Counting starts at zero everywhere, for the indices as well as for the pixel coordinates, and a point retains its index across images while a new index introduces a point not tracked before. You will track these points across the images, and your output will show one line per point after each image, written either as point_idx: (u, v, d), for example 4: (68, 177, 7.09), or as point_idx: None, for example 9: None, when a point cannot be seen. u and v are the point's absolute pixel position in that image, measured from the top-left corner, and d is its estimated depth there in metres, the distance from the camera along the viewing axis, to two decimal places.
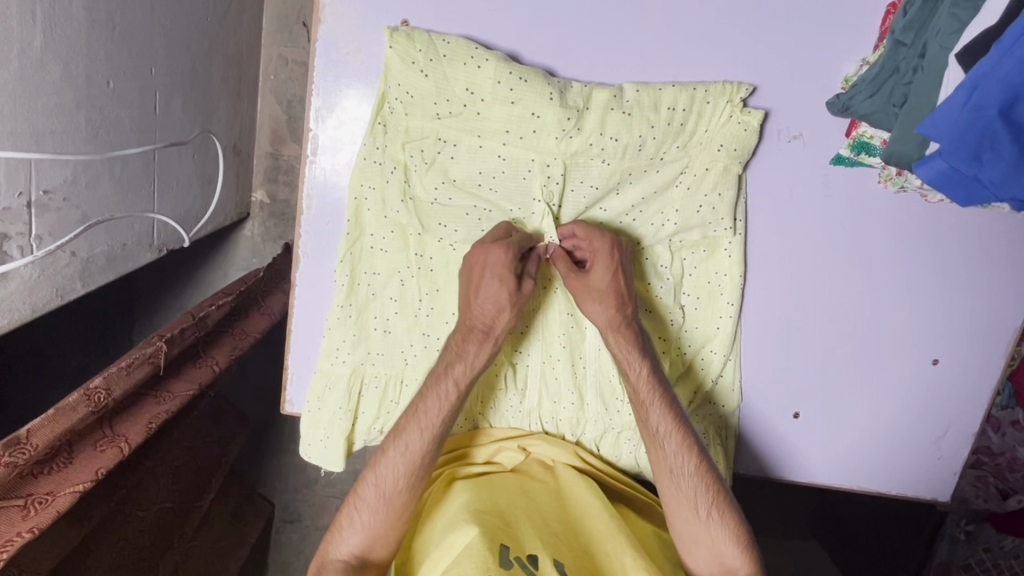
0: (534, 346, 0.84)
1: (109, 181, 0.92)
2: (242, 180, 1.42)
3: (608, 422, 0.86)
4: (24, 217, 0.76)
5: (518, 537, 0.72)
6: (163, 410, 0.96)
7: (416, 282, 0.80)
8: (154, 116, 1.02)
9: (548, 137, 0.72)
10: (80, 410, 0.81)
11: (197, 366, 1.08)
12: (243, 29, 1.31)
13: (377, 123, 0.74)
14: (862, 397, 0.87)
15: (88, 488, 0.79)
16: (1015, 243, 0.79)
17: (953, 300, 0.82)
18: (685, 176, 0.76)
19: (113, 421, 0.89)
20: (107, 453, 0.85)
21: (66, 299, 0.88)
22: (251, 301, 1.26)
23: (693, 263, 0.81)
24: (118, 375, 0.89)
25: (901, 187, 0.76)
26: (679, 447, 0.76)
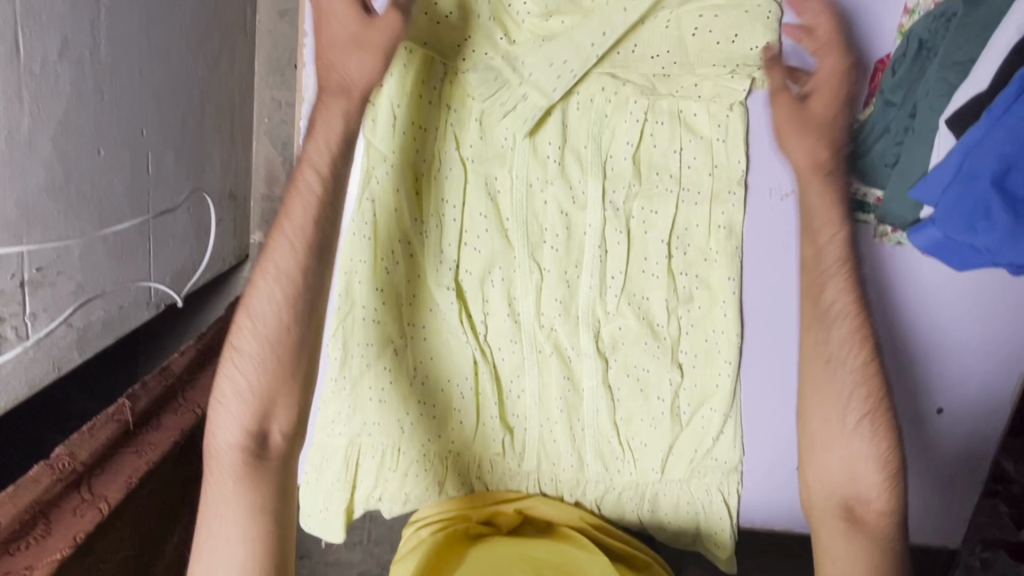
0: (530, 410, 0.84)
1: (103, 250, 0.92)
2: (240, 224, 1.43)
3: (610, 481, 0.86)
4: (18, 296, 0.76)
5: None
6: (144, 462, 0.95)
7: (411, 353, 0.80)
8: (147, 177, 1.02)
9: (557, 124, 0.74)
10: (44, 480, 0.81)
11: (175, 413, 1.07)
12: (234, 75, 1.31)
13: (364, 199, 0.73)
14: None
15: (67, 554, 0.78)
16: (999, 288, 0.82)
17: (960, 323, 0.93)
18: (677, 237, 0.77)
19: (91, 482, 0.88)
20: (87, 517, 0.83)
21: (64, 370, 0.87)
22: (224, 342, 1.26)
23: (689, 321, 0.80)
24: (80, 440, 0.89)
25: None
26: (847, 335, 0.70)
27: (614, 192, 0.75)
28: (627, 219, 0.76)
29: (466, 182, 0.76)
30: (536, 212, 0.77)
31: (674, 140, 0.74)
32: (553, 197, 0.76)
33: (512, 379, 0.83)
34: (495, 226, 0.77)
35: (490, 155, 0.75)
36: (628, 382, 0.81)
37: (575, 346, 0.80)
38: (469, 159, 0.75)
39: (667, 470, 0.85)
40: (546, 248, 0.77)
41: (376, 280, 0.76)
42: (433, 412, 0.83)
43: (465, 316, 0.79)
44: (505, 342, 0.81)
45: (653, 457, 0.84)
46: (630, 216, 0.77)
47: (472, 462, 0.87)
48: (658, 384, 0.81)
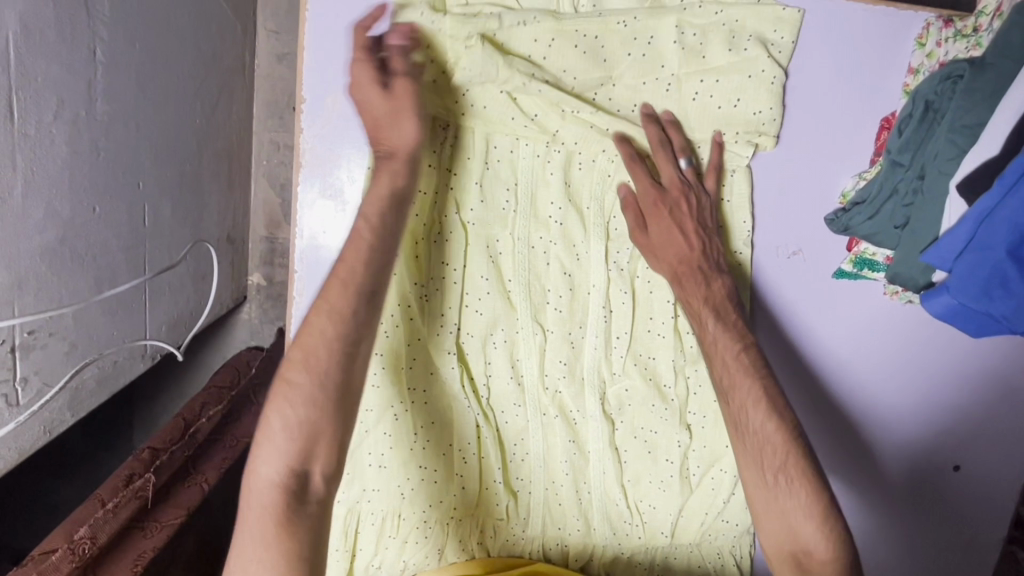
0: (535, 471, 0.81)
1: (98, 306, 0.91)
2: (238, 267, 1.43)
3: (618, 545, 0.83)
4: (9, 362, 0.74)
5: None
6: (152, 545, 0.90)
7: (409, 418, 0.77)
8: (143, 229, 1.01)
9: (558, 187, 0.72)
10: (63, 568, 0.79)
11: (195, 484, 1.02)
12: (233, 121, 1.31)
13: None
14: (862, 479, 0.87)
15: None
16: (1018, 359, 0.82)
17: (915, 376, 0.82)
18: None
19: (100, 566, 0.84)
20: None
21: (56, 433, 0.85)
22: (242, 404, 1.20)
23: (697, 382, 0.77)
24: (103, 520, 0.86)
25: (909, 300, 0.78)
26: (758, 405, 0.63)
27: (617, 253, 0.74)
28: (632, 278, 0.75)
29: (466, 244, 0.73)
30: (538, 273, 0.74)
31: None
32: (555, 258, 0.74)
33: (516, 442, 0.80)
34: (497, 288, 0.75)
35: (491, 219, 0.73)
36: (636, 443, 0.79)
37: (580, 408, 0.78)
38: (469, 223, 0.73)
39: (677, 532, 0.82)
40: (549, 309, 0.75)
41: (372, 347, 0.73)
42: (433, 478, 0.80)
43: (466, 380, 0.77)
44: (509, 404, 0.79)
45: (663, 521, 0.81)
46: (635, 275, 0.75)
47: (472, 529, 0.83)
48: (666, 445, 0.78)
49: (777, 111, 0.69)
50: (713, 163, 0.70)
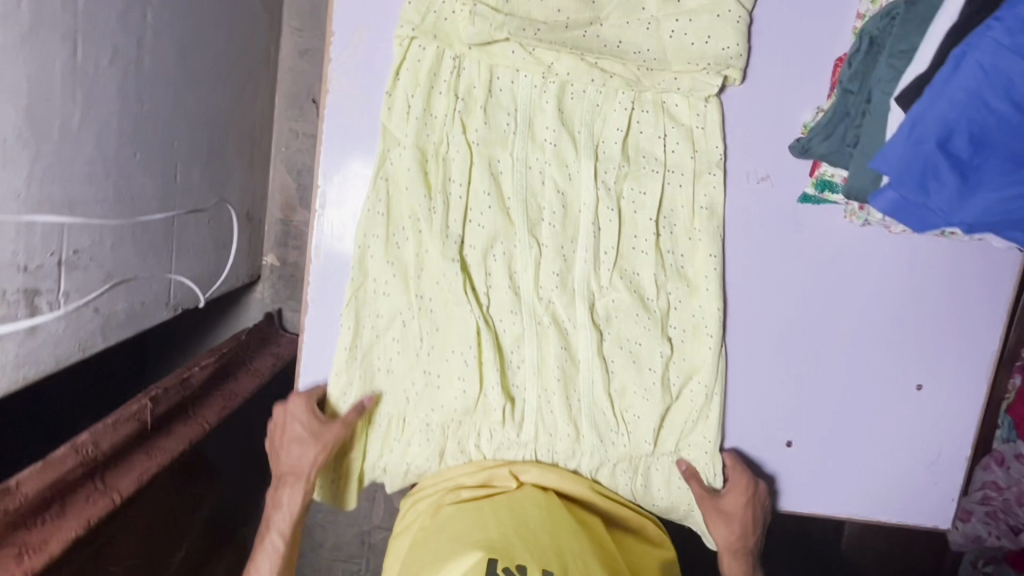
0: (529, 380, 0.87)
1: (131, 244, 0.99)
2: (254, 245, 1.51)
3: (604, 453, 0.88)
4: (54, 274, 0.82)
5: (508, 550, 0.74)
6: (152, 466, 0.93)
7: (417, 322, 0.86)
8: (174, 185, 1.10)
9: (553, 113, 0.82)
10: (69, 463, 0.81)
11: (193, 419, 1.04)
12: (257, 107, 1.42)
13: (380, 178, 0.83)
14: (820, 398, 0.85)
15: (77, 530, 0.78)
16: (971, 270, 0.82)
17: (859, 288, 0.82)
18: (665, 216, 0.84)
19: (105, 473, 0.86)
20: (98, 505, 0.83)
21: (87, 354, 0.92)
22: (237, 362, 1.22)
23: (677, 297, 0.85)
24: (104, 430, 0.88)
25: (866, 220, 0.79)
26: None
27: (605, 173, 0.83)
28: (618, 197, 0.83)
29: (471, 160, 0.83)
30: (534, 190, 0.84)
31: (658, 126, 0.82)
32: (550, 176, 0.83)
33: (513, 349, 0.87)
34: (497, 203, 0.83)
35: (494, 139, 0.83)
36: (622, 354, 0.86)
37: (572, 318, 0.86)
38: (474, 143, 0.82)
39: (659, 443, 0.88)
40: (545, 225, 0.84)
41: (389, 254, 0.85)
42: (436, 383, 0.87)
43: (469, 288, 0.84)
44: (506, 312, 0.86)
45: (647, 429, 0.87)
46: (622, 195, 0.83)
47: (470, 431, 0.89)
48: (649, 355, 0.85)
49: (742, 47, 0.79)
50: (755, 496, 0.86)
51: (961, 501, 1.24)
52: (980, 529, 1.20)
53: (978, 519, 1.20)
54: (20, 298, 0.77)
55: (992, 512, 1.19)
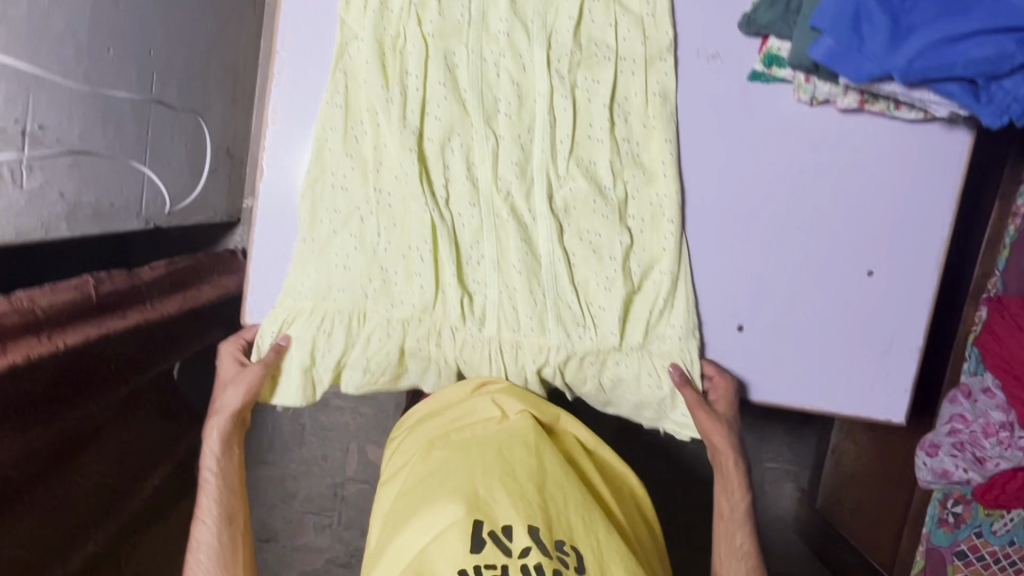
0: (490, 275, 0.87)
1: (101, 139, 1.00)
2: (235, 185, 1.50)
3: (571, 348, 0.87)
4: (18, 143, 0.84)
5: (491, 508, 0.67)
6: (98, 331, 1.01)
7: (374, 218, 0.87)
8: (149, 95, 1.11)
9: (504, 8, 0.86)
10: (9, 311, 0.88)
11: (138, 311, 1.12)
12: (240, 44, 1.44)
13: (338, 71, 0.87)
14: (775, 288, 0.86)
15: (19, 362, 0.86)
16: (921, 148, 0.82)
17: (806, 174, 0.83)
18: (619, 104, 0.85)
19: (50, 329, 0.94)
20: (40, 349, 0.90)
21: (50, 237, 0.92)
22: (197, 274, 1.31)
23: (634, 187, 0.86)
24: (42, 292, 0.95)
25: (814, 94, 0.78)
26: (743, 519, 0.87)
27: (558, 62, 0.85)
28: (573, 87, 0.85)
29: (427, 55, 0.86)
30: (489, 83, 0.86)
31: (608, 15, 0.85)
32: (505, 69, 0.86)
33: (471, 245, 0.88)
34: (453, 94, 0.86)
35: (449, 31, 0.87)
36: (581, 246, 0.86)
37: (530, 211, 0.87)
38: (430, 36, 0.86)
39: (626, 336, 0.87)
40: (501, 116, 0.86)
41: (348, 149, 0.87)
42: (395, 279, 0.88)
43: (426, 181, 0.86)
44: (465, 207, 0.87)
45: (613, 320, 0.86)
46: (576, 85, 0.86)
47: (426, 333, 0.88)
48: (609, 246, 0.86)
49: None
50: (733, 404, 0.86)
51: (929, 437, 1.23)
52: (947, 464, 1.18)
53: (946, 453, 1.19)
54: None
55: (959, 444, 1.18)
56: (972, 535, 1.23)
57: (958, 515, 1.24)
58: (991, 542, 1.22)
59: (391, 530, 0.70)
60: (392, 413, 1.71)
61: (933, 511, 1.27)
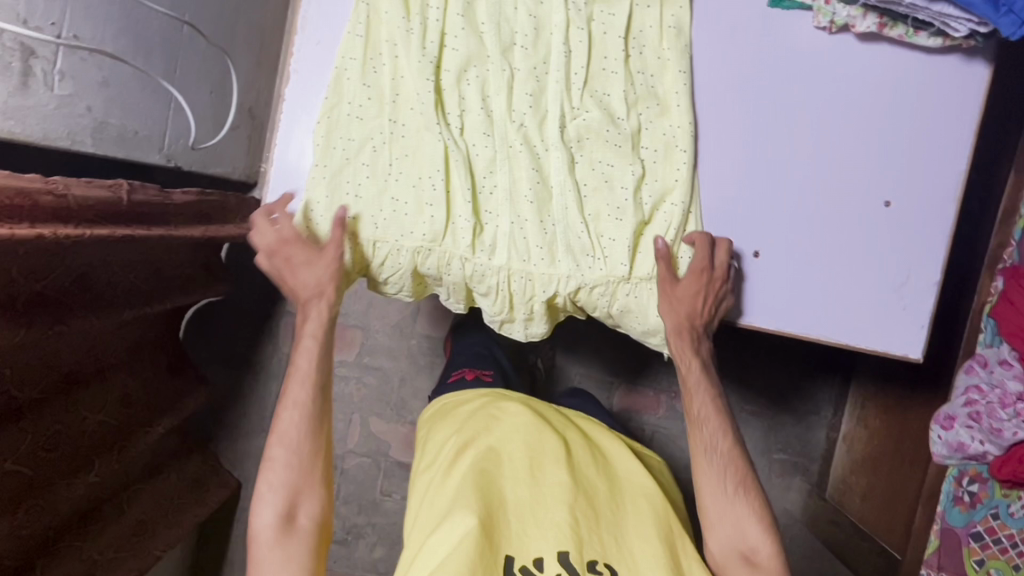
0: (502, 205, 0.86)
1: (132, 65, 1.01)
2: (254, 146, 1.46)
3: (581, 279, 0.85)
4: (54, 47, 0.87)
5: (524, 542, 0.77)
6: (124, 232, 0.99)
7: (387, 148, 0.86)
8: (180, 33, 1.11)
9: None
10: (39, 192, 0.84)
11: (161, 227, 1.09)
12: (271, 6, 1.44)
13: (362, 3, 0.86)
14: (789, 219, 0.86)
15: (46, 236, 0.84)
16: (934, 80, 0.83)
17: (818, 105, 0.85)
18: (634, 37, 0.85)
19: (79, 222, 0.92)
20: (65, 232, 0.87)
21: (74, 149, 0.94)
22: (221, 210, 1.27)
23: (648, 118, 0.86)
24: (78, 182, 0.91)
25: (833, 20, 0.81)
26: (711, 406, 0.87)
27: None
28: (589, 19, 0.85)
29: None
30: (507, 17, 0.86)
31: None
32: (522, 3, 0.86)
33: (485, 174, 0.86)
34: (471, 27, 0.85)
35: None
36: (594, 176, 0.85)
37: (543, 141, 0.86)
38: None
39: (636, 266, 0.86)
40: (517, 48, 0.86)
41: (365, 80, 0.86)
42: (404, 210, 0.85)
43: (441, 111, 0.85)
44: (479, 136, 0.86)
45: (623, 250, 0.84)
46: (592, 18, 0.85)
47: (432, 262, 0.86)
48: (622, 176, 0.84)
49: None
50: (703, 276, 0.83)
51: (945, 409, 1.20)
52: (963, 436, 1.14)
53: (961, 424, 1.15)
54: (17, 50, 0.82)
55: (975, 415, 1.15)
56: (989, 516, 1.15)
57: (973, 494, 1.18)
58: (1008, 525, 1.12)
59: (423, 533, 0.79)
60: (396, 386, 1.66)
61: (948, 488, 1.22)
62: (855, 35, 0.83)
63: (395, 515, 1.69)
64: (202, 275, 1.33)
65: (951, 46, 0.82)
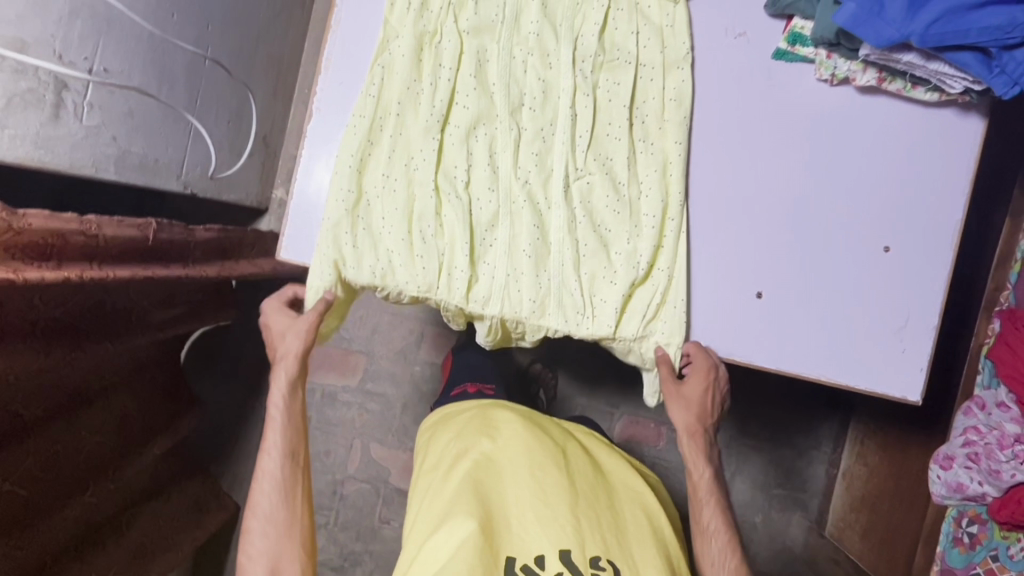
0: (499, 258, 0.87)
1: (156, 96, 1.04)
2: (267, 173, 1.49)
3: (568, 334, 0.87)
4: (84, 81, 0.90)
5: (525, 542, 0.79)
6: (146, 273, 1.03)
7: (380, 202, 0.87)
8: (202, 65, 1.14)
9: (530, 11, 0.88)
10: (71, 232, 0.89)
11: (180, 265, 1.13)
12: (288, 38, 1.48)
13: (377, 64, 0.88)
14: (781, 274, 0.88)
15: (72, 278, 0.88)
16: (928, 148, 0.87)
17: (811, 173, 0.88)
18: (637, 107, 0.88)
19: (103, 261, 0.96)
20: (90, 274, 0.92)
21: (98, 177, 0.96)
22: (238, 247, 1.32)
23: (649, 185, 0.87)
24: (109, 222, 0.96)
25: (835, 73, 0.85)
26: (719, 519, 0.89)
27: (582, 62, 0.87)
28: (595, 86, 0.88)
29: (461, 50, 0.88)
30: (517, 78, 0.88)
31: (632, 23, 0.87)
32: (532, 66, 0.88)
33: (486, 230, 0.87)
34: (482, 87, 0.87)
35: (483, 29, 0.88)
36: (594, 237, 0.87)
37: (547, 199, 0.87)
38: (464, 32, 0.88)
39: (620, 327, 0.88)
40: (525, 109, 0.88)
41: (371, 136, 0.88)
42: (397, 260, 0.86)
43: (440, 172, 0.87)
44: (483, 191, 0.87)
45: (610, 312, 0.87)
46: (598, 86, 0.88)
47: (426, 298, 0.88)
48: (618, 240, 0.87)
49: None
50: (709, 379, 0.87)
51: (945, 449, 1.21)
52: (962, 476, 1.15)
53: (960, 465, 1.16)
54: (50, 83, 0.85)
55: (973, 456, 1.15)
56: (989, 558, 1.14)
57: (973, 535, 1.18)
58: (1007, 568, 1.11)
59: (421, 540, 0.80)
60: (398, 413, 1.67)
61: (948, 530, 1.23)
62: (856, 87, 0.87)
63: (393, 543, 1.67)
64: (212, 299, 1.35)
65: (948, 100, 0.85)
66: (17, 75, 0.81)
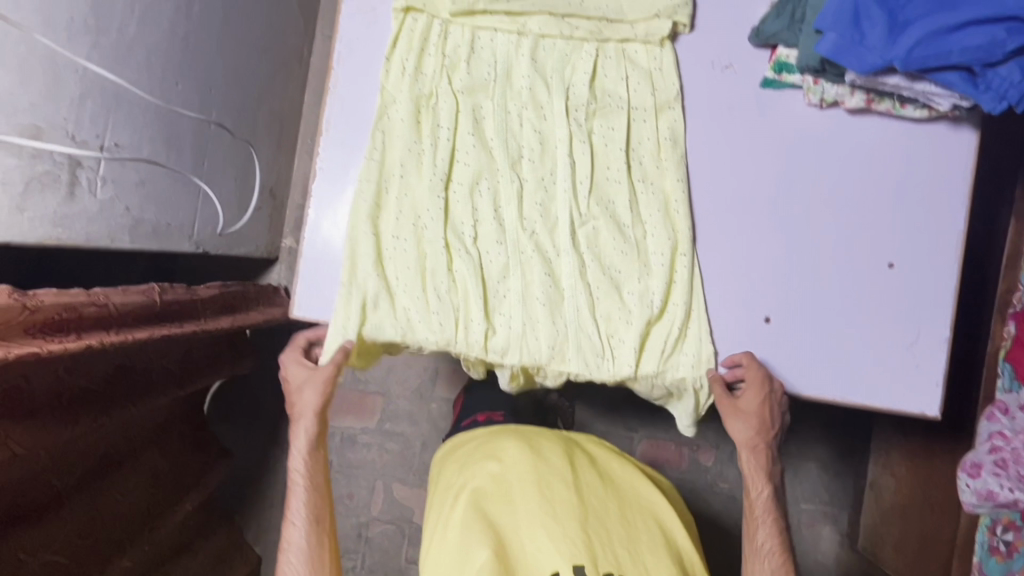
0: (514, 308, 0.88)
1: (166, 165, 1.08)
2: (275, 224, 1.52)
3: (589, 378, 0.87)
4: (97, 157, 0.93)
5: (536, 561, 0.79)
6: (162, 332, 1.06)
7: (390, 263, 0.88)
8: (208, 129, 1.19)
9: (522, 65, 0.90)
10: (83, 304, 0.92)
11: (192, 321, 1.15)
12: (288, 93, 1.52)
13: (378, 128, 0.90)
14: (788, 301, 0.89)
15: (94, 345, 0.91)
16: (922, 167, 0.88)
17: (810, 201, 0.89)
18: (634, 149, 0.90)
19: (120, 326, 0.99)
20: (114, 338, 0.95)
21: (113, 246, 0.99)
22: (245, 299, 1.35)
23: (654, 226, 0.88)
24: (114, 291, 0.99)
25: (825, 98, 0.86)
26: (770, 536, 0.87)
27: (576, 111, 0.89)
28: (590, 133, 0.90)
29: (457, 109, 0.90)
30: (513, 132, 0.90)
31: (620, 70, 0.90)
32: (527, 119, 0.90)
33: (499, 281, 0.88)
34: (481, 143, 0.89)
35: (476, 87, 0.90)
36: (604, 280, 0.87)
37: (554, 246, 0.89)
38: (458, 92, 0.90)
39: (641, 366, 0.88)
40: (524, 161, 0.90)
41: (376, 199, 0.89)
42: (413, 316, 0.87)
43: (450, 229, 0.88)
44: (492, 244, 0.88)
45: (630, 352, 0.87)
46: (592, 132, 0.90)
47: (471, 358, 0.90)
48: (629, 281, 0.88)
49: None
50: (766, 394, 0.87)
51: (971, 457, 1.18)
52: (991, 483, 1.12)
53: (989, 472, 1.13)
54: (65, 163, 0.88)
55: (1001, 461, 1.13)
56: None
57: (1008, 543, 1.15)
58: None
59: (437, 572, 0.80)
60: (419, 451, 1.68)
61: (984, 539, 1.20)
62: (845, 109, 0.89)
63: None
64: (229, 351, 1.37)
65: (937, 115, 0.87)
66: (35, 159, 0.84)
